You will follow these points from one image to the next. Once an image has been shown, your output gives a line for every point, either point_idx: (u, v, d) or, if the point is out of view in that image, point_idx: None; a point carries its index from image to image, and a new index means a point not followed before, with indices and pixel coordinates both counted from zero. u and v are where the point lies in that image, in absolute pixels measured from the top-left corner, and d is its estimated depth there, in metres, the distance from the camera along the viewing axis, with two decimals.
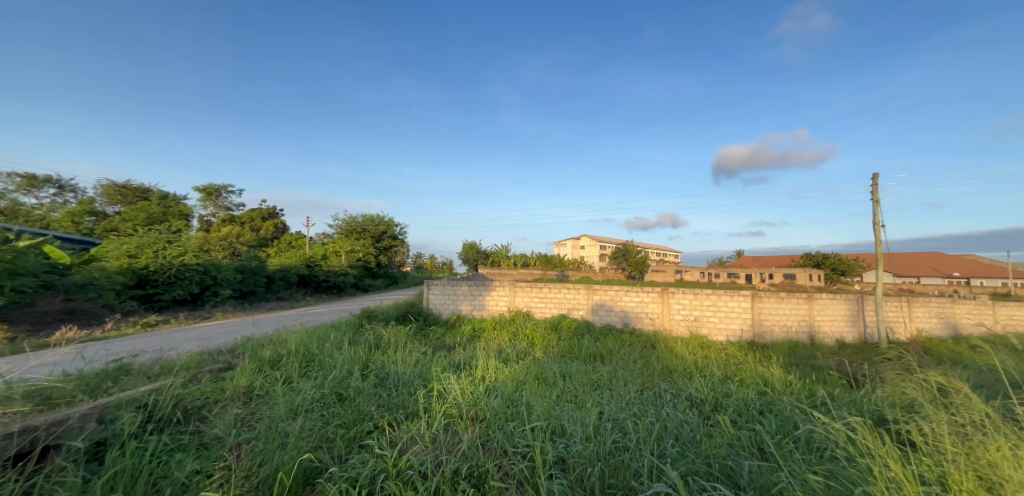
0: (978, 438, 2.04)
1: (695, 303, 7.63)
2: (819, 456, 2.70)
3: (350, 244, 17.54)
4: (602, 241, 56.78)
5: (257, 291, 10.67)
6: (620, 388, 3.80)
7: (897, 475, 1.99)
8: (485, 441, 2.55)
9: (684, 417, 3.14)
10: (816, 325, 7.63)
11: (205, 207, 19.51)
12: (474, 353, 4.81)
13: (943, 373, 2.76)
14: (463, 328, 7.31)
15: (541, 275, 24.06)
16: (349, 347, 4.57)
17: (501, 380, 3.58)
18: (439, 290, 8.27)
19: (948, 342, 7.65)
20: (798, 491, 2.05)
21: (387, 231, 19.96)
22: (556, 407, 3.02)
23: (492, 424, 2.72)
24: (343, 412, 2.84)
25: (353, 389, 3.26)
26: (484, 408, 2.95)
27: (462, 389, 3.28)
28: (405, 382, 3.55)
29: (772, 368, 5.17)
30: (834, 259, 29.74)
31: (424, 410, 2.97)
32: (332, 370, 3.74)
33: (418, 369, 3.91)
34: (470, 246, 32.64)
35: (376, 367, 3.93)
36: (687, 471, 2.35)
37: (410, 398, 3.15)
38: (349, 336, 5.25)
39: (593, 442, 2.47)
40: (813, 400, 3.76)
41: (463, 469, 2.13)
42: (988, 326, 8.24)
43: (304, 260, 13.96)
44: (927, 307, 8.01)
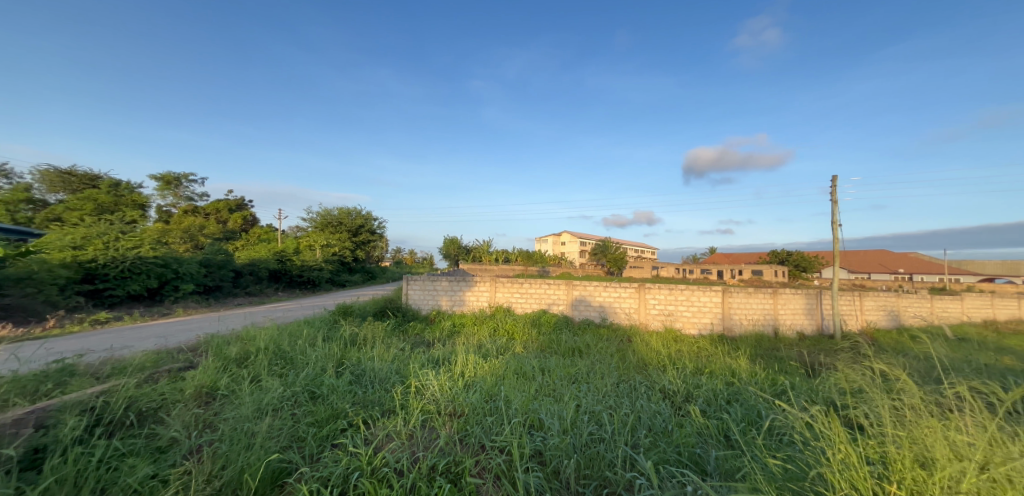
0: (914, 419, 2.27)
1: (669, 298, 7.89)
2: (779, 440, 2.93)
3: (325, 238, 17.39)
4: (582, 237, 57.71)
5: (224, 286, 10.34)
6: (597, 382, 3.94)
7: (846, 456, 2.17)
8: (463, 436, 2.62)
9: (657, 408, 3.30)
10: (779, 319, 8.04)
11: (161, 199, 18.22)
12: (453, 348, 4.85)
13: (887, 361, 2.97)
14: (443, 324, 7.35)
15: (523, 271, 24.18)
16: (322, 344, 4.53)
17: (480, 375, 3.64)
18: (419, 286, 8.24)
19: (893, 332, 8.24)
20: (759, 475, 2.21)
21: (365, 226, 19.68)
22: (534, 401, 3.11)
23: (470, 419, 2.80)
24: (317, 409, 2.86)
25: (326, 386, 3.26)
26: (462, 403, 3.01)
27: (440, 384, 3.33)
28: (383, 378, 3.59)
29: (739, 360, 5.43)
30: (800, 256, 31.32)
31: (402, 407, 3.02)
32: (304, 367, 3.72)
33: (395, 365, 3.93)
34: (451, 241, 32.49)
35: (352, 364, 3.95)
36: (659, 459, 2.49)
37: (387, 395, 3.18)
38: (323, 332, 5.20)
39: (570, 434, 2.58)
40: (775, 390, 4.01)
41: (440, 465, 2.20)
42: (926, 317, 8.95)
43: (275, 255, 13.50)
44: (878, 301, 8.56)
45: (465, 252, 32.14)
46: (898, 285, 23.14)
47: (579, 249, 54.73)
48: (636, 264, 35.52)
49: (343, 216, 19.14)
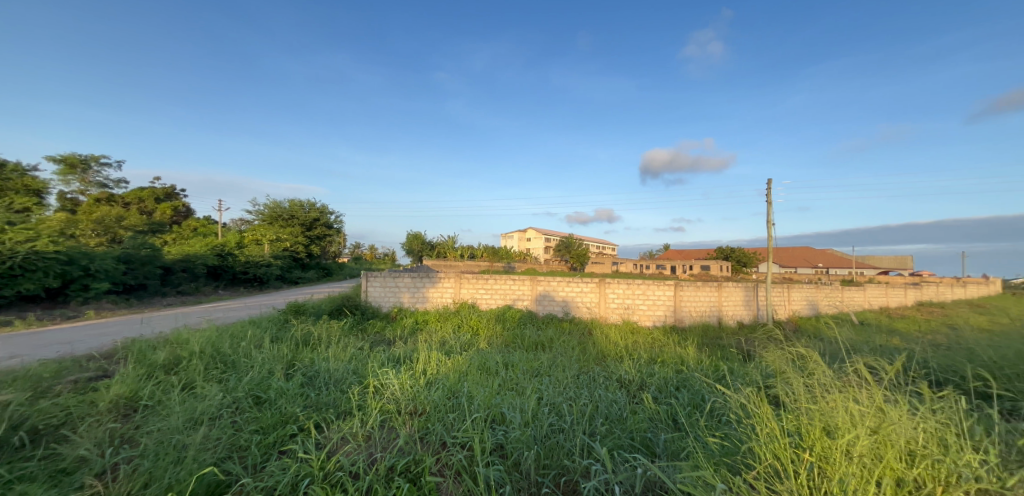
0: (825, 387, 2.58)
1: (627, 292, 8.30)
2: (718, 420, 3.26)
3: (275, 232, 16.92)
4: (545, 233, 58.77)
5: (149, 285, 9.73)
6: (559, 374, 4.14)
7: (772, 430, 2.43)
8: (424, 434, 2.71)
9: (613, 398, 3.55)
10: (723, 310, 8.76)
11: (65, 185, 14.45)
12: (415, 346, 4.89)
13: (807, 345, 3.36)
14: (405, 321, 7.35)
15: (487, 266, 24.46)
16: (270, 346, 4.42)
17: (443, 372, 3.73)
18: (380, 282, 8.10)
19: (812, 320, 9.36)
20: (699, 452, 2.47)
21: (321, 219, 19.09)
22: (496, 396, 3.24)
23: (431, 416, 2.88)
24: (263, 416, 2.83)
25: (274, 390, 3.24)
26: (423, 401, 3.10)
27: (401, 383, 3.39)
28: (340, 379, 3.59)
29: (687, 349, 5.88)
30: (742, 252, 33.92)
31: (359, 407, 3.05)
32: (250, 371, 3.65)
33: (352, 365, 3.93)
34: (414, 236, 31.99)
35: (303, 366, 3.91)
36: (614, 445, 2.70)
37: (343, 397, 3.20)
38: (270, 334, 5.07)
39: (531, 426, 2.72)
40: (717, 375, 4.42)
41: (399, 465, 2.26)
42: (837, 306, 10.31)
43: (214, 251, 12.68)
44: (802, 292, 9.77)
45: (429, 249, 31.77)
46: (822, 278, 25.85)
47: (543, 245, 55.71)
48: (598, 260, 36.69)
49: (295, 210, 18.59)
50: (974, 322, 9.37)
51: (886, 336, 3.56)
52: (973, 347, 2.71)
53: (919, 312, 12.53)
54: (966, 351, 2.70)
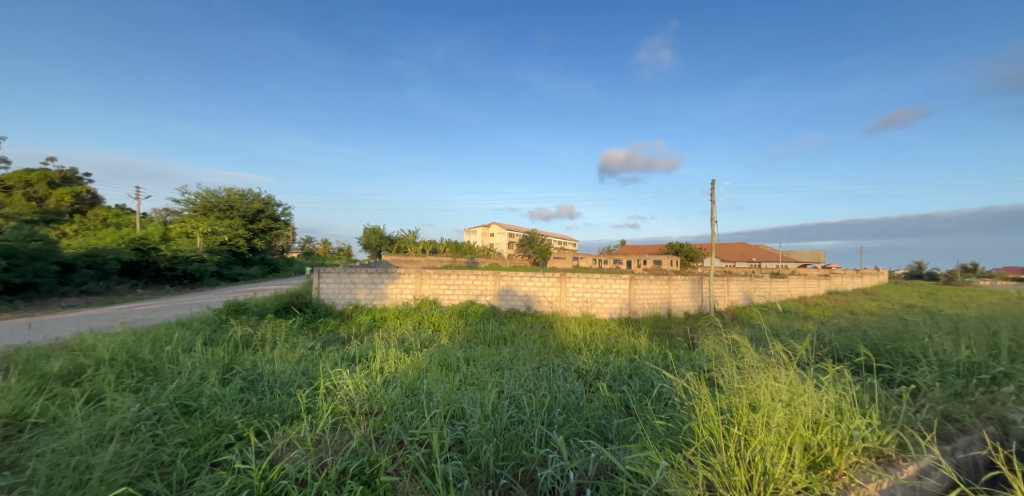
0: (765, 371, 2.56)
1: (586, 286, 8.61)
2: (664, 403, 3.52)
3: (211, 223, 15.99)
4: (507, 228, 59.18)
5: (41, 283, 8.43)
6: (519, 367, 4.29)
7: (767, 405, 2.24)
8: (380, 434, 2.42)
9: (571, 387, 3.76)
10: (672, 301, 9.41)
11: None
12: (372, 344, 4.85)
13: (740, 332, 3.69)
14: (361, 318, 7.19)
15: (448, 261, 24.51)
16: (201, 350, 4.06)
17: (401, 370, 3.59)
18: (333, 279, 7.82)
19: (747, 308, 10.42)
20: (644, 433, 2.69)
21: (265, 211, 18.59)
22: (456, 391, 3.06)
23: (388, 416, 2.60)
24: (192, 426, 2.43)
25: (205, 398, 2.83)
26: (380, 400, 2.81)
27: (355, 383, 3.08)
28: (287, 381, 3.30)
29: (640, 338, 6.26)
30: (689, 247, 36.16)
31: (308, 411, 2.73)
32: (176, 378, 3.25)
33: (301, 367, 3.63)
34: (372, 230, 31.13)
35: (243, 370, 3.58)
36: (571, 432, 2.82)
37: (290, 399, 2.88)
38: (204, 336, 4.80)
39: (491, 419, 2.57)
40: (665, 361, 4.77)
41: (351, 467, 1.99)
42: (764, 295, 11.67)
43: (131, 245, 11.39)
44: (739, 283, 10.84)
45: (388, 243, 31.07)
46: (757, 271, 28.33)
47: (506, 240, 56.06)
48: (558, 256, 37.57)
49: (234, 200, 17.90)
50: (876, 307, 10.80)
51: (802, 321, 4.06)
52: (865, 329, 3.17)
53: (832, 299, 14.22)
54: (860, 333, 3.15)
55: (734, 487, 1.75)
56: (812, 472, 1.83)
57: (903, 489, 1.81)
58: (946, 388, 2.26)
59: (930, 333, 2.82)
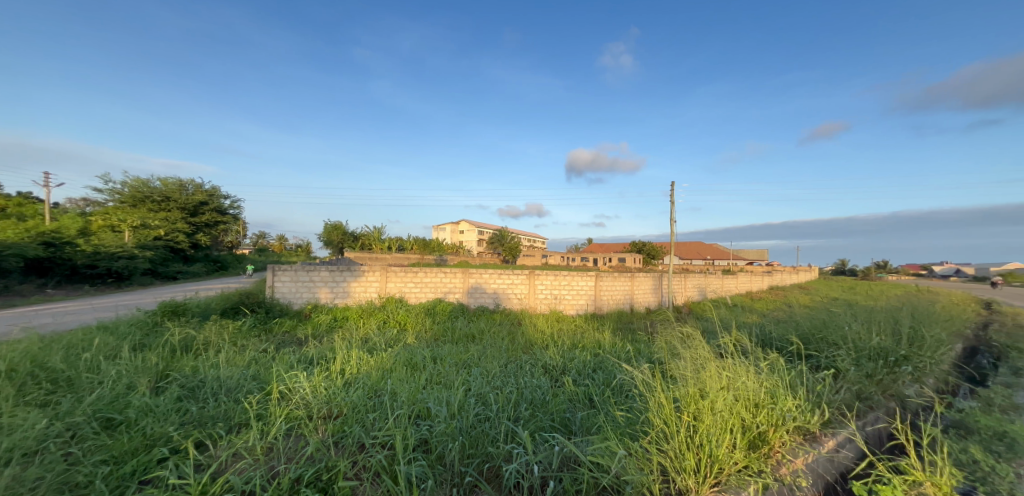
0: (729, 366, 2.62)
1: (554, 283, 8.83)
2: (625, 395, 3.68)
3: (143, 215, 14.93)
4: (476, 225, 58.99)
5: None
6: (487, 365, 4.36)
7: (739, 393, 2.28)
8: (339, 438, 2.27)
9: (538, 383, 3.86)
10: (635, 297, 9.82)
11: None
12: (332, 345, 4.71)
13: (693, 325, 3.92)
14: (321, 318, 6.91)
15: (416, 259, 24.23)
16: (129, 357, 3.56)
17: (364, 371, 3.47)
18: (290, 277, 7.32)
19: (703, 303, 11.05)
20: (605, 423, 2.84)
21: (207, 203, 17.82)
22: (421, 391, 3.02)
23: (349, 418, 2.45)
24: (116, 442, 2.04)
25: (134, 409, 2.40)
26: (340, 403, 2.64)
27: (312, 386, 2.85)
28: (234, 388, 2.91)
29: (604, 334, 6.48)
30: (651, 246, 37.70)
31: (258, 418, 2.46)
32: (98, 388, 2.75)
33: (251, 371, 3.26)
34: (333, 226, 30.07)
35: (181, 376, 3.10)
36: (537, 426, 2.90)
37: (236, 407, 2.55)
38: (131, 342, 4.30)
39: (457, 418, 2.59)
40: (626, 355, 4.98)
41: (306, 475, 1.83)
42: (715, 290, 12.45)
43: (40, 239, 10.30)
44: (695, 280, 11.47)
45: (351, 240, 30.18)
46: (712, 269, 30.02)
47: (475, 237, 55.93)
48: (526, 254, 37.95)
49: (171, 191, 17.01)
50: (813, 300, 11.85)
51: (747, 314, 4.39)
52: (799, 320, 3.49)
53: (775, 294, 15.39)
54: (795, 323, 3.46)
55: (685, 469, 1.86)
56: (751, 451, 2.03)
57: (824, 460, 2.07)
58: (860, 370, 2.58)
59: (850, 322, 3.17)
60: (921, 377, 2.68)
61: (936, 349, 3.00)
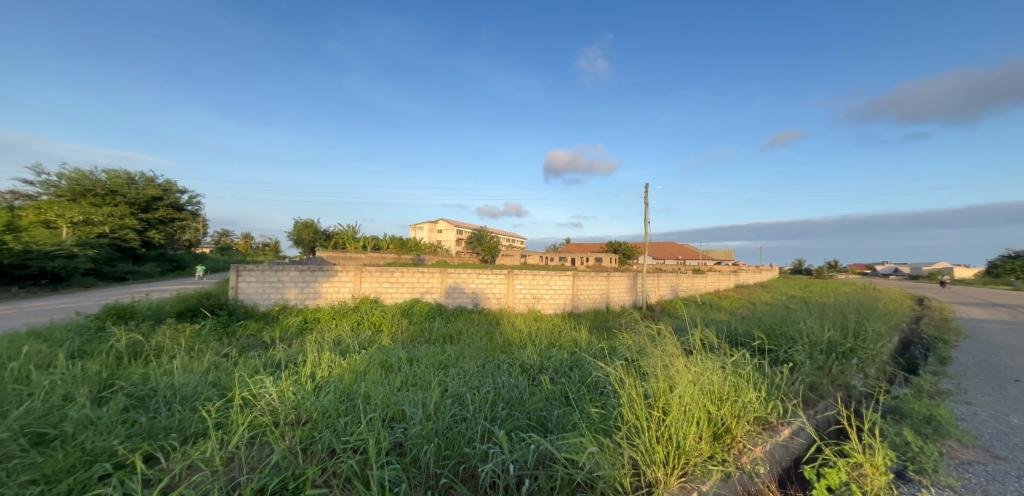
0: (697, 363, 2.70)
1: (533, 283, 8.92)
2: (599, 392, 3.79)
3: (84, 212, 14.02)
4: (455, 224, 58.74)
5: None
6: (465, 365, 4.38)
7: (705, 390, 2.35)
8: (308, 444, 2.20)
9: (515, 382, 3.92)
10: (611, 295, 10.03)
11: None
12: (303, 348, 4.60)
13: (664, 324, 4.06)
14: (291, 320, 6.70)
15: (393, 258, 23.92)
16: (70, 365, 3.31)
17: (336, 374, 3.42)
18: (256, 277, 7.06)
19: (674, 302, 11.40)
20: (581, 420, 2.92)
21: (157, 198, 17.00)
22: (395, 394, 3.01)
23: (319, 423, 2.39)
24: (47, 458, 1.80)
25: (72, 420, 2.18)
26: (310, 408, 2.58)
27: (280, 391, 2.76)
28: (191, 396, 2.75)
29: (581, 332, 6.61)
30: (627, 247, 38.57)
31: (219, 426, 2.32)
32: (29, 400, 2.50)
33: (209, 377, 3.10)
34: (304, 225, 29.28)
35: (128, 385, 2.89)
36: (513, 426, 2.95)
37: (193, 416, 2.39)
38: (68, 349, 4.00)
39: (433, 420, 2.60)
40: (601, 353, 5.10)
41: (271, 484, 1.74)
42: (686, 288, 12.88)
43: None
44: (667, 279, 11.85)
45: (324, 238, 29.44)
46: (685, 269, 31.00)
47: (453, 237, 55.66)
48: (505, 254, 38.06)
49: (118, 186, 16.10)
50: (777, 298, 12.42)
51: (714, 312, 4.59)
52: (760, 317, 3.69)
53: (742, 292, 16.10)
54: (757, 320, 3.66)
55: (654, 462, 1.93)
56: (716, 442, 2.14)
57: (779, 447, 2.22)
58: (813, 362, 2.77)
59: (805, 318, 3.38)
60: (864, 368, 2.92)
61: (877, 342, 3.27)
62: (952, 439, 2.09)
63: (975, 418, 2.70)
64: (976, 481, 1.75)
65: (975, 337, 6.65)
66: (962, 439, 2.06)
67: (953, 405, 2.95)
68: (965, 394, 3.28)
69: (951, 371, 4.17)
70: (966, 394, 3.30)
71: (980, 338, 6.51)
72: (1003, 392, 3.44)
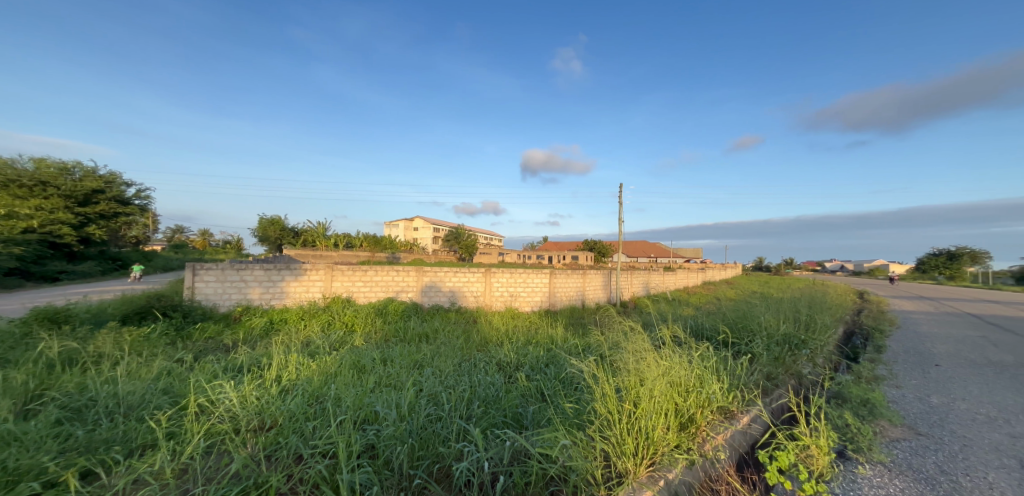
0: (664, 358, 2.78)
1: (510, 281, 8.98)
2: (573, 387, 3.86)
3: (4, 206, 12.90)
4: (433, 222, 58.16)
5: None
6: (440, 364, 4.37)
7: (670, 385, 2.42)
8: (272, 451, 2.14)
9: (491, 380, 3.94)
10: (586, 293, 10.21)
11: None
12: (268, 351, 4.46)
13: (636, 320, 4.18)
14: (256, 321, 6.46)
15: (368, 256, 23.48)
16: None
17: (305, 377, 3.34)
18: (215, 276, 6.71)
19: (646, 298, 11.70)
20: (556, 416, 2.97)
21: (94, 191, 15.87)
22: (367, 395, 2.98)
23: (285, 428, 2.33)
24: None
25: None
26: (275, 413, 2.50)
27: (241, 396, 2.65)
28: (138, 404, 2.59)
29: (557, 329, 6.72)
30: (603, 246, 39.27)
31: (170, 435, 2.21)
32: None
33: (160, 384, 2.93)
34: (270, 222, 28.36)
35: (65, 396, 2.68)
36: (489, 423, 2.97)
37: (139, 426, 2.24)
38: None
39: (406, 420, 2.59)
40: (576, 349, 5.20)
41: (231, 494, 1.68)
42: (658, 285, 13.28)
43: None
44: (641, 276, 12.16)
45: (291, 236, 28.48)
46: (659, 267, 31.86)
47: (430, 235, 55.07)
48: (482, 252, 37.97)
49: (50, 177, 14.92)
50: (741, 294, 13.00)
51: (682, 308, 4.76)
52: (724, 311, 3.86)
53: (709, 289, 16.75)
54: (721, 314, 3.82)
55: (625, 453, 2.00)
56: (682, 432, 2.22)
57: (738, 434, 2.34)
58: (770, 354, 2.94)
59: (764, 312, 3.57)
60: (815, 357, 3.13)
61: (825, 333, 3.53)
62: (884, 420, 2.33)
63: (904, 400, 2.97)
64: (903, 457, 1.96)
65: (907, 326, 7.22)
66: (894, 420, 2.29)
67: (885, 390, 3.21)
68: (895, 379, 3.58)
69: (886, 358, 4.52)
70: (897, 379, 3.59)
71: (911, 328, 7.08)
72: (927, 376, 3.77)
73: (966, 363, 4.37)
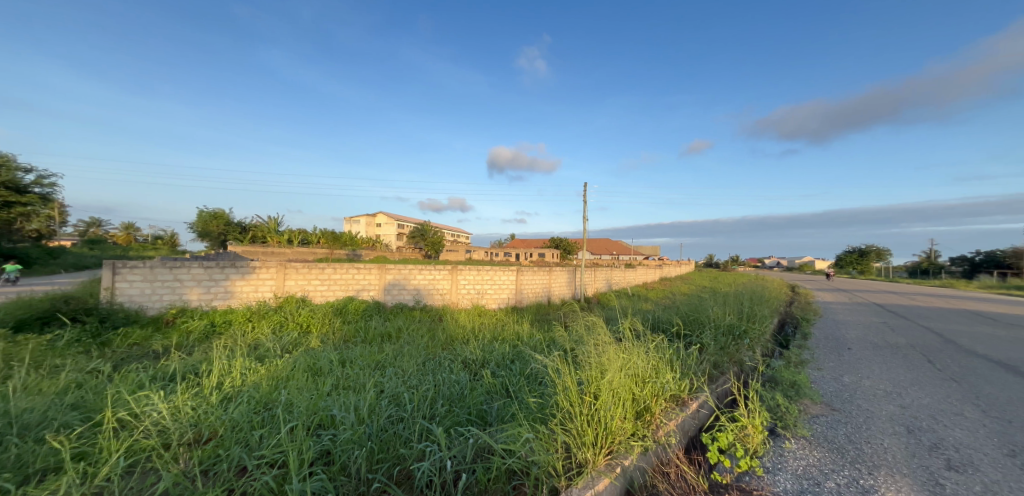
0: (620, 351, 2.83)
1: (477, 278, 8.92)
2: (537, 382, 3.88)
3: None
4: (398, 219, 56.88)
5: None
6: (403, 364, 4.26)
7: (623, 379, 2.46)
8: (209, 465, 2.00)
9: (456, 379, 3.87)
10: (552, 290, 10.34)
11: None
12: (208, 356, 4.16)
13: (599, 314, 4.25)
14: (195, 323, 6.02)
15: (327, 254, 22.60)
16: None
17: (251, 382, 3.15)
18: (143, 275, 6.15)
19: (607, 294, 12.01)
20: (519, 412, 2.96)
21: None
22: (323, 399, 2.84)
23: (226, 438, 2.18)
24: None
25: None
26: (215, 422, 2.34)
27: (171, 407, 2.44)
28: (38, 423, 2.30)
29: (523, 325, 6.76)
30: (569, 243, 39.97)
31: (79, 456, 1.98)
32: None
33: (70, 399, 2.62)
34: (211, 216, 26.59)
35: None
36: (452, 421, 2.93)
37: (38, 448, 2.00)
38: None
39: (365, 423, 2.49)
40: (542, 344, 5.23)
41: None
42: (619, 281, 13.68)
43: None
44: (603, 273, 12.47)
45: (236, 232, 26.76)
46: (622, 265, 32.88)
47: (394, 232, 53.78)
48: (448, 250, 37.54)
49: None
50: (695, 288, 13.66)
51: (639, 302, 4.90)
52: (678, 305, 4.01)
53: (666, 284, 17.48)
54: (676, 308, 3.97)
55: (584, 444, 2.02)
56: (638, 420, 2.28)
57: (688, 419, 2.43)
58: (716, 343, 3.08)
59: (712, 305, 3.75)
60: (754, 344, 3.34)
61: (762, 322, 3.78)
62: (807, 399, 2.55)
63: (819, 379, 3.26)
64: (821, 431, 2.22)
65: (830, 315, 7.90)
66: (815, 399, 2.54)
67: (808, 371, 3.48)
68: (816, 361, 3.90)
69: (809, 343, 4.93)
70: (817, 361, 3.91)
71: (832, 316, 7.76)
72: (840, 357, 4.14)
73: (873, 345, 4.85)
